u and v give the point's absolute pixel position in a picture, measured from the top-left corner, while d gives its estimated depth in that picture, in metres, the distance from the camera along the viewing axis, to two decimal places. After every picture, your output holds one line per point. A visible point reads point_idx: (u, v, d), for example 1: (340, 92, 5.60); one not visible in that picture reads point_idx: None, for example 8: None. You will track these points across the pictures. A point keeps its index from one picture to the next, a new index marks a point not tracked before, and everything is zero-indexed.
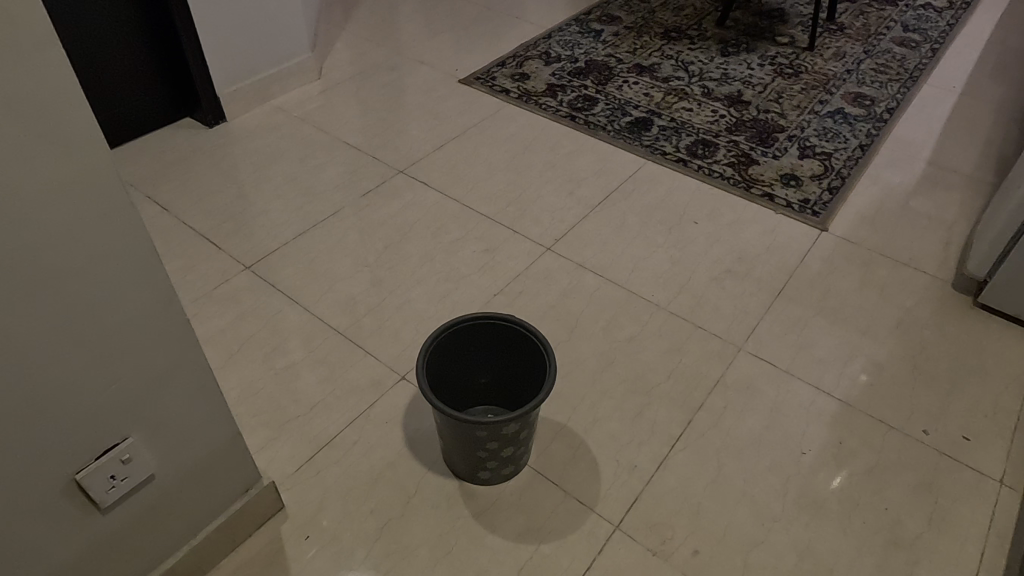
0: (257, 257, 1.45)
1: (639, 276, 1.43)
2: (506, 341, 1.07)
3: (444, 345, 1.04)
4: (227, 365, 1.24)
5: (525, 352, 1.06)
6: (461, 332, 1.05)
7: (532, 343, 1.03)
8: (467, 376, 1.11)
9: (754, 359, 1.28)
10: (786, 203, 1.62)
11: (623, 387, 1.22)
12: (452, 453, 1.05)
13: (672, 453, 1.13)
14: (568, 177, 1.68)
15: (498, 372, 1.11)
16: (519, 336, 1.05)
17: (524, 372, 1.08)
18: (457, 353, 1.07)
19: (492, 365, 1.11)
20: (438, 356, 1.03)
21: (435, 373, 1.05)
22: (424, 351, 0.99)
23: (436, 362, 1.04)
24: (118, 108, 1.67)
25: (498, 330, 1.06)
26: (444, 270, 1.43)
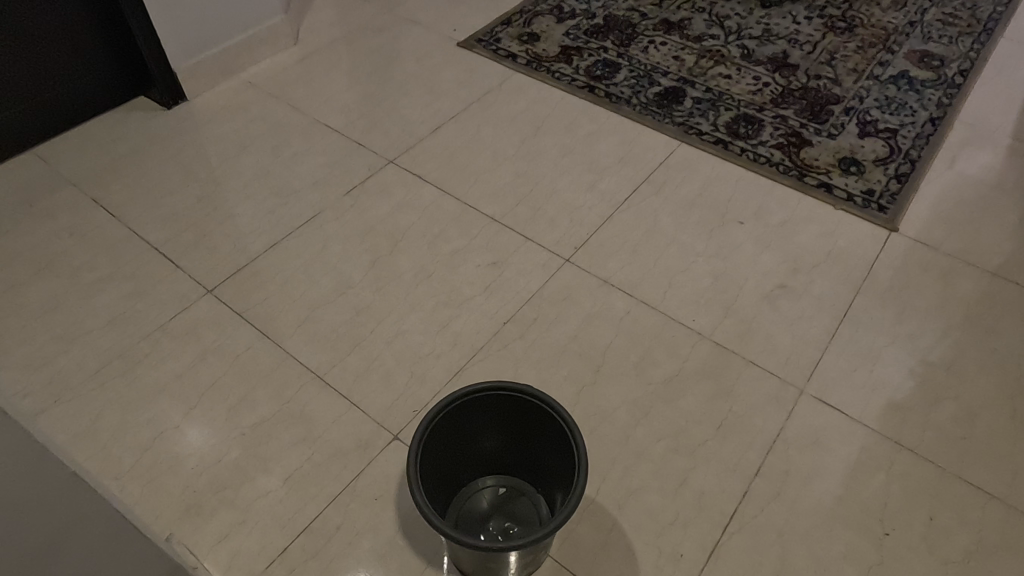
0: (222, 276, 1.22)
1: (676, 296, 1.20)
2: (517, 410, 0.86)
3: (439, 427, 0.82)
4: (185, 422, 1.03)
5: (544, 424, 0.85)
6: (461, 407, 0.84)
7: (551, 417, 0.83)
8: (468, 450, 0.90)
9: (818, 406, 1.06)
10: (847, 195, 1.37)
11: (662, 446, 1.01)
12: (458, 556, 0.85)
13: (725, 537, 0.92)
14: (587, 166, 1.42)
15: (509, 441, 0.91)
16: (533, 407, 0.84)
17: (543, 445, 0.88)
18: (455, 430, 0.86)
19: (500, 435, 0.90)
20: (432, 441, 0.82)
21: (431, 462, 0.84)
22: (414, 446, 0.78)
23: (431, 449, 0.83)
24: (50, 87, 1.41)
25: (506, 399, 0.85)
26: (444, 290, 1.21)
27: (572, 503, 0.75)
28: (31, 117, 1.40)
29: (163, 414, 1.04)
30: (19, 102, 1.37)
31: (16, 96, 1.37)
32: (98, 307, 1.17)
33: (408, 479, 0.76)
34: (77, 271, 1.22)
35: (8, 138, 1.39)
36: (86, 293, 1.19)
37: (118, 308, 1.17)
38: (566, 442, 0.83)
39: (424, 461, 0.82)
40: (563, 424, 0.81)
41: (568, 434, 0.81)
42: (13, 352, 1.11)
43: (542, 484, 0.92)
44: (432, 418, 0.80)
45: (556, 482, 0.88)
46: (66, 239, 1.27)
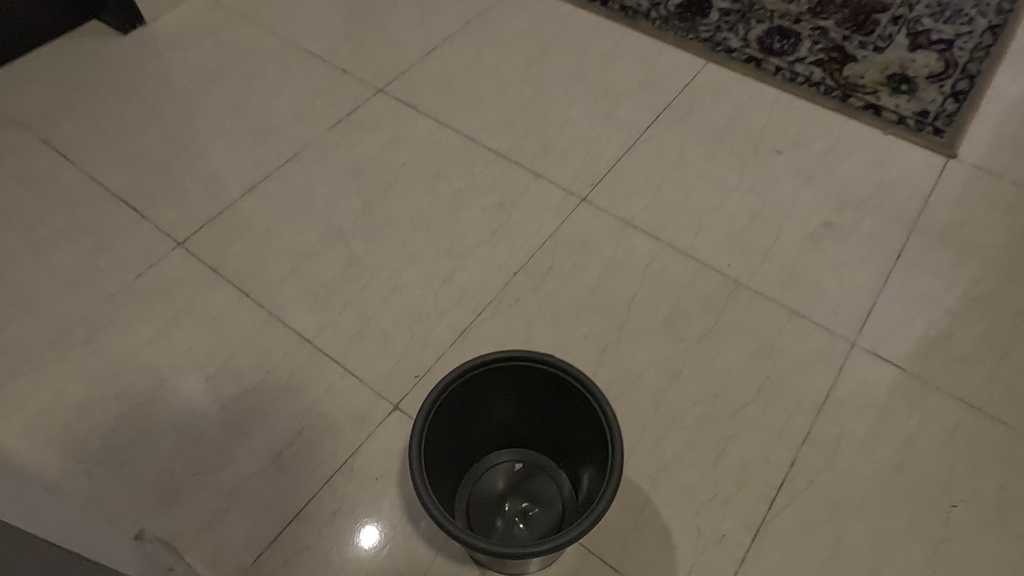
0: (193, 227, 1.08)
1: (707, 239, 1.06)
2: (534, 381, 0.74)
3: (443, 408, 0.70)
4: (158, 396, 0.91)
5: (565, 396, 0.74)
6: (467, 382, 0.71)
7: (575, 389, 0.71)
8: (478, 426, 0.79)
9: (872, 362, 0.94)
10: (897, 117, 1.21)
11: (697, 412, 0.89)
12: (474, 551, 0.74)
13: (771, 514, 0.82)
14: (603, 91, 1.26)
15: (524, 414, 0.79)
16: (553, 378, 0.72)
17: (565, 418, 0.76)
18: (462, 408, 0.74)
19: (514, 408, 0.78)
20: (436, 425, 0.70)
21: (435, 447, 0.72)
22: (416, 434, 0.66)
23: (435, 433, 0.71)
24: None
25: (519, 370, 0.73)
26: (446, 237, 1.07)
27: (608, 491, 0.64)
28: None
29: (133, 388, 0.92)
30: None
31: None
32: (55, 266, 1.03)
33: (413, 475, 0.64)
34: (29, 224, 1.08)
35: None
36: (41, 249, 1.05)
37: (77, 267, 1.03)
38: (593, 416, 0.71)
39: (428, 448, 0.70)
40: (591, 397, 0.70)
41: (595, 409, 0.70)
42: None
43: (564, 460, 0.81)
44: (434, 400, 0.68)
45: (581, 459, 0.77)
46: (15, 188, 1.12)
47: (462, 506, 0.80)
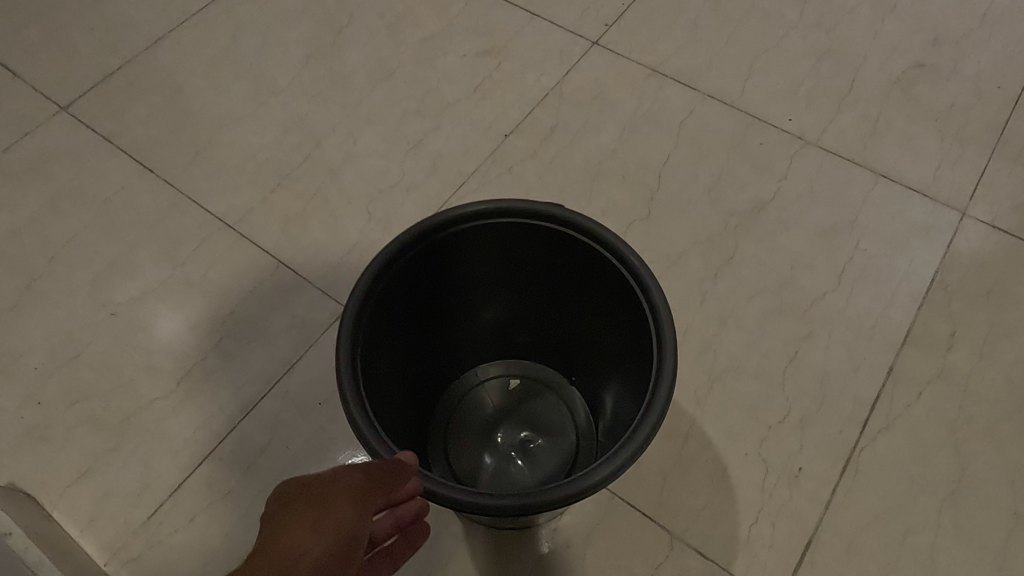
0: (81, 86, 0.82)
1: (761, 87, 0.80)
2: (530, 251, 0.49)
3: (393, 289, 0.46)
4: (25, 301, 0.68)
5: (578, 272, 0.49)
6: (428, 253, 0.46)
7: (594, 257, 0.46)
8: (451, 324, 0.54)
9: (991, 236, 0.69)
10: None
11: (757, 307, 0.66)
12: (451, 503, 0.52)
13: (866, 440, 0.59)
14: None
15: (518, 306, 0.55)
16: (562, 244, 0.47)
17: (579, 307, 0.52)
18: (422, 296, 0.49)
19: (502, 297, 0.54)
20: (381, 319, 0.46)
21: (384, 354, 0.48)
22: (346, 331, 0.41)
23: (382, 332, 0.46)
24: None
25: (509, 233, 0.48)
26: (414, 93, 0.81)
27: (657, 406, 0.40)
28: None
29: None
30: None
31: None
32: None
33: (341, 394, 0.40)
34: None
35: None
36: None
37: None
38: (623, 298, 0.47)
39: (371, 354, 0.45)
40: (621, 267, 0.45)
41: (627, 286, 0.45)
42: None
43: (578, 370, 0.57)
44: (374, 278, 0.43)
45: (605, 367, 0.53)
46: None
47: (435, 439, 0.57)
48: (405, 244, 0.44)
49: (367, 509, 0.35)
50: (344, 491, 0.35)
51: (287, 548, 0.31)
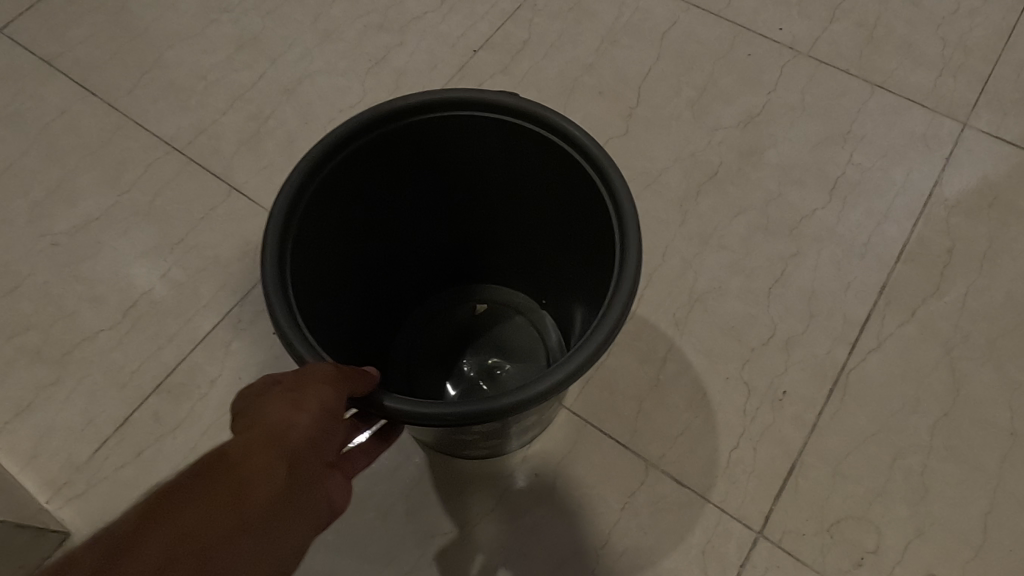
0: (18, 6, 0.76)
1: None
2: (484, 152, 0.45)
3: (334, 187, 0.41)
4: None
5: (537, 173, 0.44)
6: (370, 152, 0.42)
7: (553, 155, 0.42)
8: (405, 242, 0.50)
9: (996, 147, 0.65)
10: None
11: (741, 225, 0.61)
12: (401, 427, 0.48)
13: (856, 361, 0.56)
14: None
15: (476, 221, 0.50)
16: (524, 142, 0.42)
17: (541, 217, 0.48)
18: (366, 204, 0.45)
19: (459, 211, 0.50)
20: (319, 219, 0.41)
21: (324, 266, 0.44)
22: (272, 228, 0.37)
23: (319, 239, 0.42)
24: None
25: (467, 130, 0.43)
26: (377, 6, 0.75)
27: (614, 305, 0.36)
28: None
29: None
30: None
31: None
32: None
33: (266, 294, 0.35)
34: None
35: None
36: None
37: None
38: (585, 199, 0.42)
39: (307, 261, 0.41)
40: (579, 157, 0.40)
41: (589, 181, 0.40)
42: None
43: (544, 289, 0.53)
44: (306, 172, 0.39)
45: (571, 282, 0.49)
46: None
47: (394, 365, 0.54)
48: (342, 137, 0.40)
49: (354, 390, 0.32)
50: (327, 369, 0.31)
51: (269, 423, 0.27)
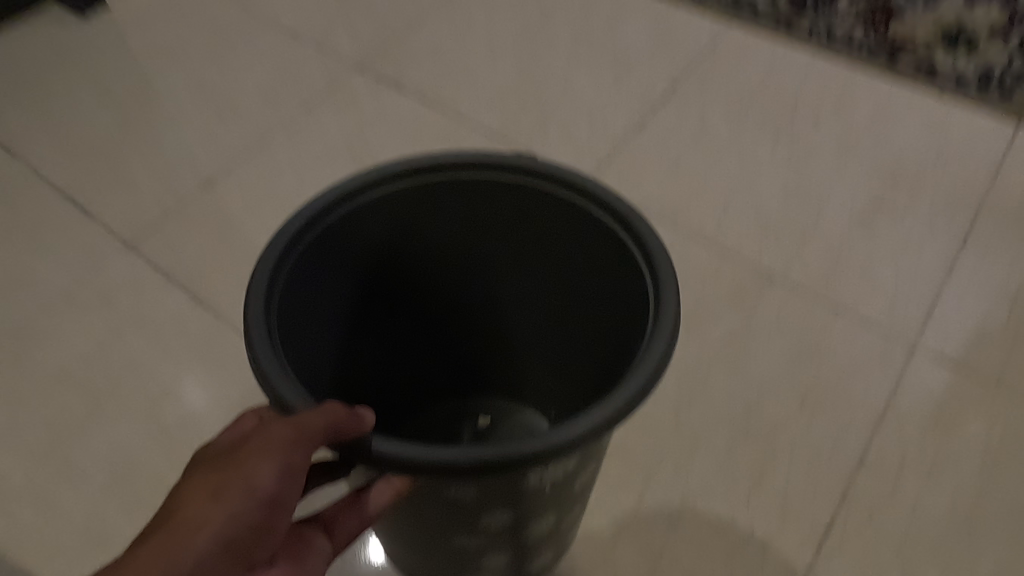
0: (145, 224, 0.95)
1: (734, 220, 0.90)
2: (484, 228, 0.56)
3: (337, 236, 0.52)
4: (92, 422, 0.79)
5: (540, 231, 0.55)
6: (369, 218, 0.53)
7: (555, 208, 0.53)
8: (410, 310, 0.61)
9: (941, 366, 0.78)
10: (956, 80, 1.04)
11: (726, 431, 0.74)
12: (426, 535, 0.54)
13: (820, 561, 0.67)
14: (609, 57, 1.10)
15: (482, 303, 0.61)
16: (523, 202, 0.54)
17: (541, 277, 0.58)
18: (365, 258, 0.55)
19: (450, 280, 0.60)
20: (315, 263, 0.51)
21: (305, 347, 0.52)
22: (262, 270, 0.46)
23: (314, 278, 0.52)
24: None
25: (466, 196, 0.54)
26: None
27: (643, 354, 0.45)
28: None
29: (67, 411, 0.79)
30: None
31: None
32: None
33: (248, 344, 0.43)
34: None
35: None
36: None
37: (13, 272, 0.91)
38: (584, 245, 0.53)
39: (288, 335, 0.49)
40: (583, 198, 0.51)
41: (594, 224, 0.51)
42: None
43: (547, 363, 0.64)
44: (310, 217, 0.49)
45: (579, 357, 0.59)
46: None
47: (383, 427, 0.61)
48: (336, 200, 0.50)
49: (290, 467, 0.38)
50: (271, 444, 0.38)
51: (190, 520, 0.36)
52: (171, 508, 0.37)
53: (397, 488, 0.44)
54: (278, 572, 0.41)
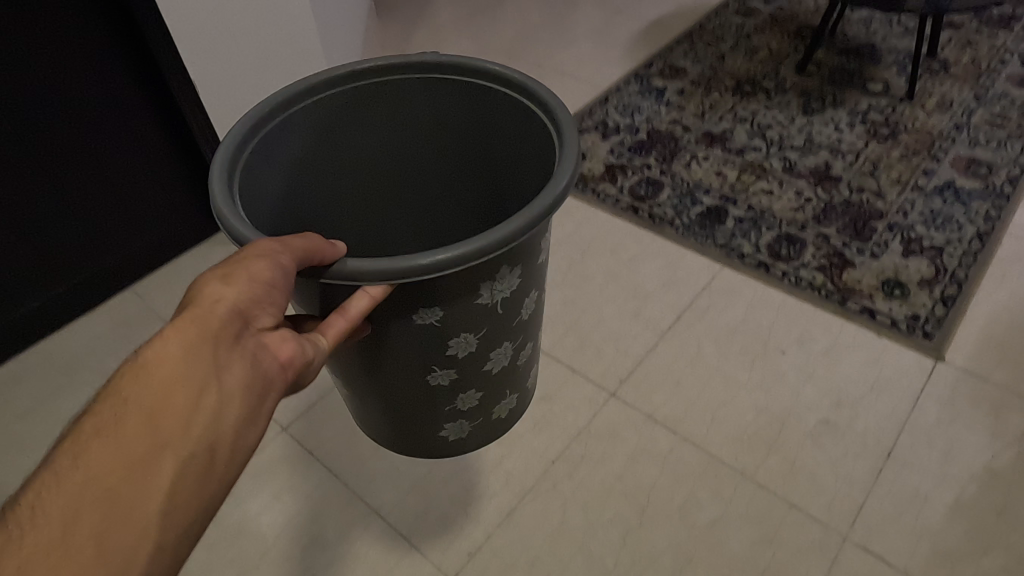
0: (295, 413, 1.33)
1: (719, 432, 1.24)
2: (378, 105, 1.04)
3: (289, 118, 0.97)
4: (261, 564, 1.13)
5: (433, 99, 1.04)
6: (304, 124, 0.99)
7: (439, 84, 1.02)
8: (339, 169, 1.08)
9: (864, 554, 1.08)
10: (891, 320, 1.38)
11: None
12: (417, 368, 0.97)
13: None
14: (631, 292, 1.49)
15: (383, 153, 1.10)
16: (419, 85, 1.02)
17: (435, 122, 1.07)
18: (312, 132, 1.01)
19: (375, 140, 1.08)
20: (272, 137, 0.95)
21: (269, 190, 0.97)
22: (230, 141, 0.89)
23: (272, 141, 0.95)
24: (126, 229, 1.52)
25: (376, 86, 1.02)
26: None
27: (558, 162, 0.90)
28: (114, 263, 1.54)
29: (244, 554, 1.14)
30: (94, 244, 1.49)
31: (90, 239, 1.48)
32: None
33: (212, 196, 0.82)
34: None
35: (80, 279, 1.50)
36: None
37: None
38: (463, 101, 1.03)
39: (248, 174, 0.91)
40: (448, 74, 1.00)
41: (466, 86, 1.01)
42: None
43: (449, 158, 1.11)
44: (265, 111, 0.93)
45: (460, 157, 1.10)
46: None
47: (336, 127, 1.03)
48: (284, 101, 0.95)
49: (267, 262, 0.71)
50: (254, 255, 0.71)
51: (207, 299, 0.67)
52: (196, 298, 0.67)
53: (371, 296, 0.78)
54: (285, 344, 0.69)
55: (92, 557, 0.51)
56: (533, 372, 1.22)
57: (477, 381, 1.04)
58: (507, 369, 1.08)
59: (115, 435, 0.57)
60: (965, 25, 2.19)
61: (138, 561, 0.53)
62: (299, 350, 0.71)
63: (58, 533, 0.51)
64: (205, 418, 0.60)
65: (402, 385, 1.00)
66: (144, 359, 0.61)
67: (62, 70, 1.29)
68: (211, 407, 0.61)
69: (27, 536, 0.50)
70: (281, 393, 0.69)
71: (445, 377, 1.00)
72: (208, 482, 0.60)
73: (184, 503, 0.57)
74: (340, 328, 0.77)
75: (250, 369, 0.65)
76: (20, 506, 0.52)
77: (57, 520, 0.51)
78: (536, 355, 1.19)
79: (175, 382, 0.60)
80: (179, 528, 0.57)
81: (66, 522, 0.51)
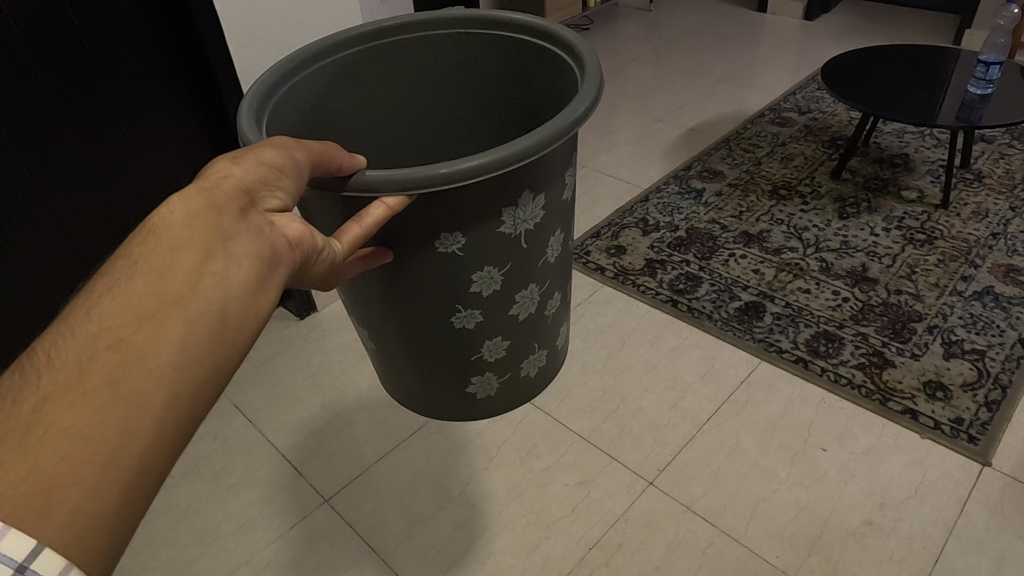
0: (338, 486, 1.36)
1: (760, 529, 1.23)
2: (399, 62, 1.21)
3: (320, 69, 1.13)
4: None
5: (450, 56, 1.21)
6: (333, 76, 1.15)
7: (455, 37, 1.19)
8: (363, 120, 1.24)
9: None
10: (934, 422, 1.37)
11: None
12: (443, 306, 1.09)
13: None
14: (670, 383, 1.51)
15: (404, 109, 1.26)
16: (436, 39, 1.19)
17: (453, 78, 1.24)
18: (339, 84, 1.17)
19: (399, 95, 1.24)
20: (304, 84, 1.11)
21: (301, 130, 1.12)
22: (264, 79, 1.04)
23: (304, 87, 1.11)
24: (108, 192, 1.40)
25: (397, 44, 1.19)
26: (534, 509, 1.29)
27: (573, 78, 1.06)
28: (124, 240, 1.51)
29: None
30: (69, 191, 1.34)
31: (69, 185, 1.33)
32: (231, 513, 1.32)
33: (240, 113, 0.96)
34: (217, 474, 1.39)
35: (67, 247, 1.39)
36: (222, 496, 1.35)
37: (248, 514, 1.32)
38: (477, 53, 1.20)
39: (281, 113, 1.06)
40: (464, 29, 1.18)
41: (479, 36, 1.17)
42: (160, 552, 1.26)
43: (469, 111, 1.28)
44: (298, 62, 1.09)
45: (477, 107, 1.27)
46: (209, 443, 1.46)
47: (359, 80, 1.19)
48: (315, 54, 1.12)
49: (275, 152, 0.75)
50: (264, 148, 0.76)
51: (218, 173, 0.69)
52: (204, 176, 0.69)
53: (388, 206, 0.87)
54: (294, 225, 0.72)
55: (108, 399, 0.51)
56: (561, 332, 1.38)
57: (498, 324, 1.16)
58: (528, 315, 1.20)
59: (126, 290, 0.56)
60: (998, 139, 2.27)
61: (153, 409, 0.53)
62: (306, 234, 0.73)
63: (73, 374, 0.51)
64: (214, 279, 0.60)
65: (428, 325, 1.13)
66: (152, 224, 0.61)
67: (125, 56, 1.32)
68: (218, 271, 0.61)
69: (45, 375, 0.51)
70: (291, 269, 0.70)
71: (467, 317, 1.12)
72: (221, 341, 0.59)
73: (195, 357, 0.57)
74: (355, 233, 0.85)
75: (259, 240, 0.66)
76: (37, 354, 0.52)
77: (72, 361, 0.51)
78: (563, 313, 1.34)
79: (184, 243, 0.60)
80: (193, 382, 0.56)
81: (81, 363, 0.51)
